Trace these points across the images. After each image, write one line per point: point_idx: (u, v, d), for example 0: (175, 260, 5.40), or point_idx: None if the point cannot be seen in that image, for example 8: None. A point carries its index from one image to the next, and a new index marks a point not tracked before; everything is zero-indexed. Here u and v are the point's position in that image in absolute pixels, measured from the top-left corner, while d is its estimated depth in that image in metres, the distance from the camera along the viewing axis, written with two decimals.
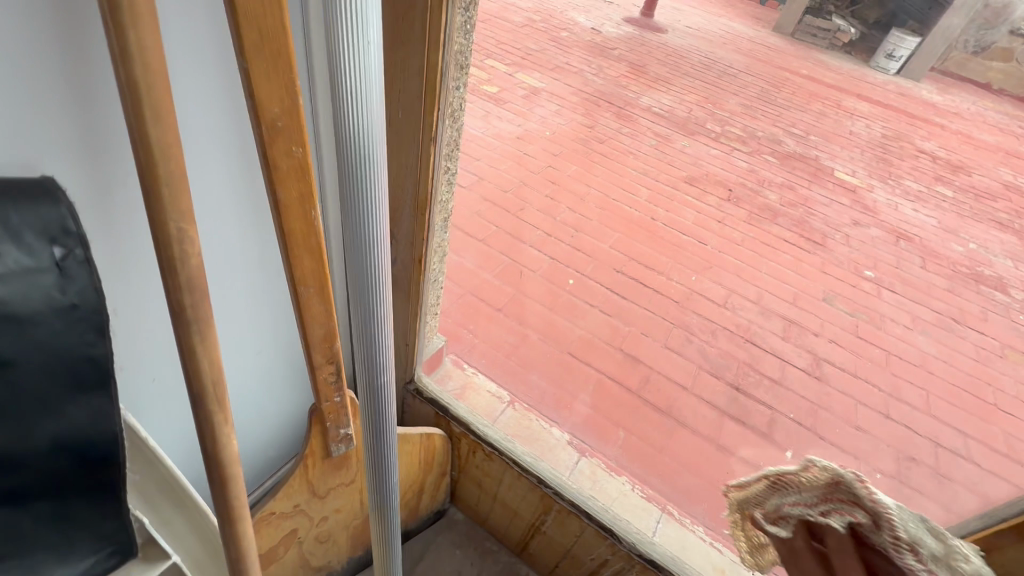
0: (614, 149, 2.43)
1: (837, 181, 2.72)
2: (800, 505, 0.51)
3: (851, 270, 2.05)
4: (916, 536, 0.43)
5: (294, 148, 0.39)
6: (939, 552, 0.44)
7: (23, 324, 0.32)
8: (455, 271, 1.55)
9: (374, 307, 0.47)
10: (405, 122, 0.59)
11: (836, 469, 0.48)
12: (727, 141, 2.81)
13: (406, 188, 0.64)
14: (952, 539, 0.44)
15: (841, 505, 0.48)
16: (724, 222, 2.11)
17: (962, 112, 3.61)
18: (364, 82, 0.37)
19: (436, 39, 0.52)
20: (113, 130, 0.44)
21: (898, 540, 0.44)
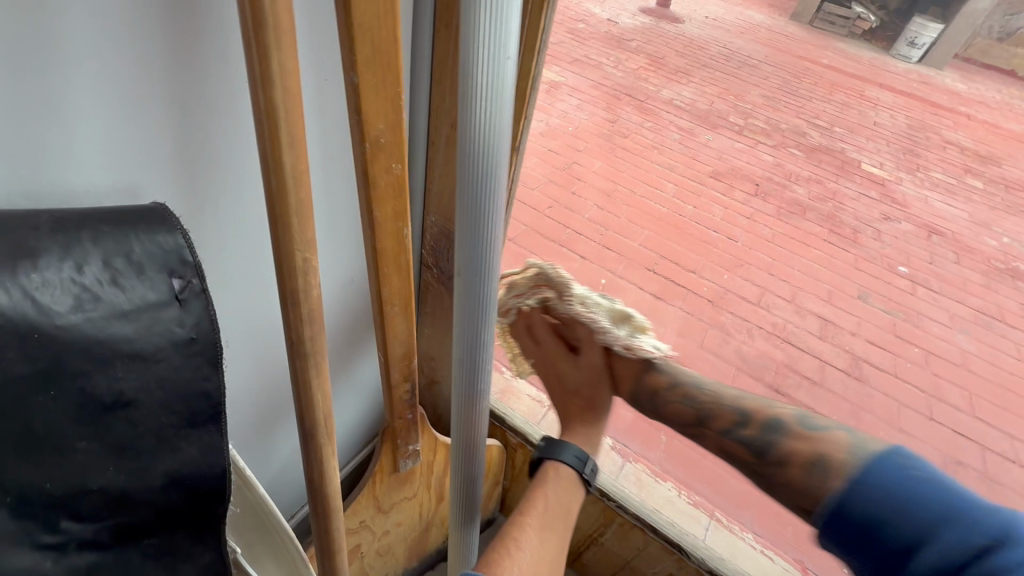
0: (638, 144, 2.39)
1: (864, 174, 2.67)
2: (514, 297, 0.65)
3: (885, 266, 2.00)
4: (587, 296, 0.62)
5: (392, 165, 0.37)
6: (602, 304, 0.63)
7: (150, 360, 0.35)
8: None
9: (481, 322, 0.47)
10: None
11: (542, 264, 0.63)
12: (751, 134, 2.76)
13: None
14: (612, 298, 0.64)
15: (541, 288, 0.64)
16: (753, 218, 2.07)
17: (988, 101, 3.53)
18: (499, 103, 0.38)
19: (530, 48, 0.53)
20: (207, 157, 0.46)
21: (574, 300, 0.63)
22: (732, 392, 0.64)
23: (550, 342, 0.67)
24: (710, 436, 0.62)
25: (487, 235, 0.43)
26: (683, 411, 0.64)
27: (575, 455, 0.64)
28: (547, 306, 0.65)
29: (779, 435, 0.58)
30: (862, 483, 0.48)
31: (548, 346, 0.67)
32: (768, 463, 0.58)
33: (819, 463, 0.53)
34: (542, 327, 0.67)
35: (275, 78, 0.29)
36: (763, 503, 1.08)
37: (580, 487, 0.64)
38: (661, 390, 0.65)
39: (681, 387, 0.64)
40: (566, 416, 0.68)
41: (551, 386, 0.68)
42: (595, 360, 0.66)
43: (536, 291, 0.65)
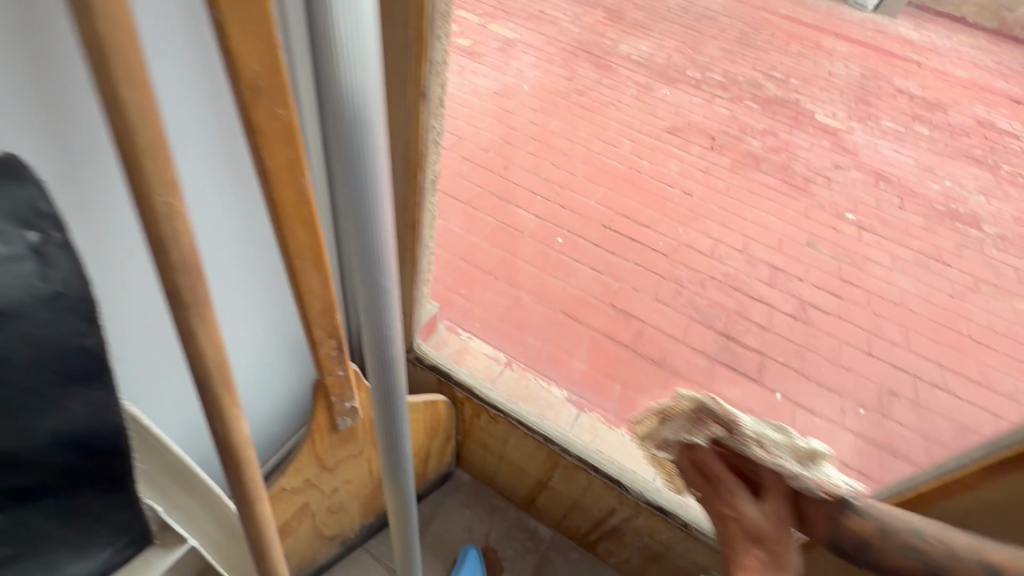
0: (594, 101, 2.36)
1: (818, 124, 2.71)
2: (676, 431, 0.62)
3: (833, 213, 2.07)
4: (762, 434, 0.56)
5: (278, 110, 0.36)
6: (779, 439, 0.56)
7: (11, 315, 0.35)
8: (441, 235, 1.52)
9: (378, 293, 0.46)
10: (393, 81, 0.56)
11: (699, 397, 0.60)
12: (708, 88, 2.76)
13: (397, 151, 0.62)
14: (786, 429, 0.57)
15: (705, 424, 0.60)
16: (708, 172, 2.09)
17: (938, 49, 3.59)
18: (360, 53, 0.36)
19: None
20: (74, 103, 0.43)
21: (745, 434, 0.57)
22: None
23: (729, 480, 0.57)
24: None
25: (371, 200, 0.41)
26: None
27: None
28: (715, 441, 0.59)
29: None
30: None
31: (718, 485, 0.58)
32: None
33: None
34: (708, 462, 0.59)
35: (96, 8, 0.25)
36: None
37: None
38: (878, 545, 0.51)
39: (893, 539, 0.50)
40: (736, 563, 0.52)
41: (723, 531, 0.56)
42: (779, 504, 0.55)
43: (700, 426, 0.60)
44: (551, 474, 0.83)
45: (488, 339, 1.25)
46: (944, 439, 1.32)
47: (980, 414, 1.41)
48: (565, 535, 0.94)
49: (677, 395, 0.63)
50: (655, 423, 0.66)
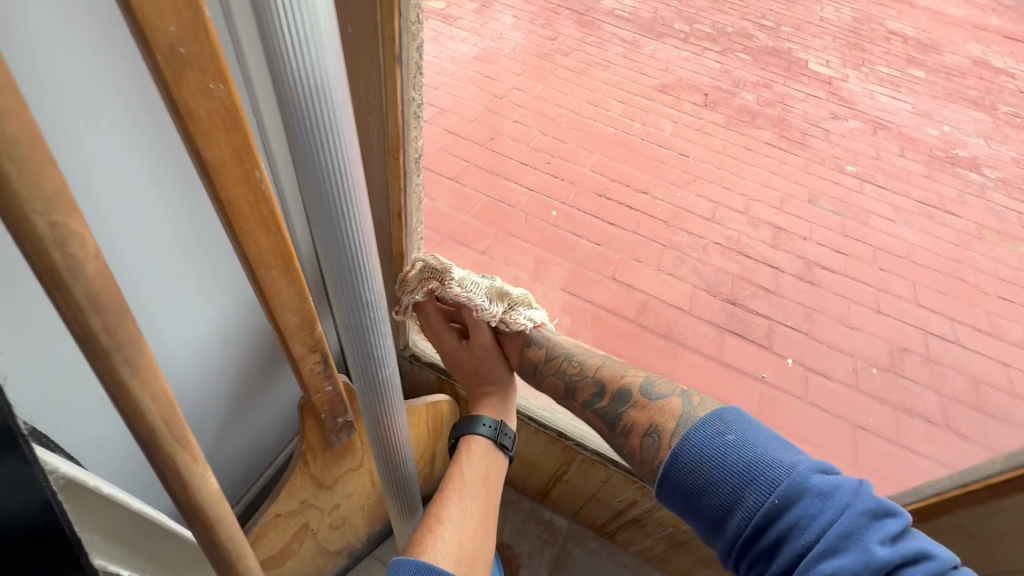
0: (580, 62, 2.24)
1: (811, 74, 2.61)
2: (405, 291, 0.68)
3: (833, 166, 2.00)
4: (465, 279, 0.64)
5: (210, 86, 0.28)
6: (486, 288, 0.66)
7: None
8: (429, 215, 1.43)
9: (359, 293, 0.43)
10: (357, 37, 0.44)
11: (424, 257, 0.66)
12: (697, 41, 2.63)
13: (372, 131, 0.52)
14: (491, 279, 0.68)
15: (425, 281, 0.66)
16: (703, 131, 2.01)
17: None
18: (308, 29, 0.31)
19: None
20: None
21: (457, 287, 0.64)
22: (595, 364, 0.74)
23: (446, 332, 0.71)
24: (575, 407, 0.73)
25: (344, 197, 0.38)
26: (556, 385, 0.74)
27: (487, 424, 0.71)
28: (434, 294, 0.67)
29: (623, 405, 0.68)
30: (682, 450, 0.59)
31: (441, 334, 0.71)
32: (615, 430, 0.68)
33: (652, 429, 0.63)
34: (439, 324, 0.71)
35: None
36: None
37: (495, 450, 0.71)
38: (540, 364, 0.74)
39: (554, 360, 0.74)
40: (476, 397, 0.74)
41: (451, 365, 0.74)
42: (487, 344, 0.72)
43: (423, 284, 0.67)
44: (567, 467, 0.80)
45: None
46: (958, 394, 1.29)
47: (994, 366, 1.38)
48: (582, 526, 0.92)
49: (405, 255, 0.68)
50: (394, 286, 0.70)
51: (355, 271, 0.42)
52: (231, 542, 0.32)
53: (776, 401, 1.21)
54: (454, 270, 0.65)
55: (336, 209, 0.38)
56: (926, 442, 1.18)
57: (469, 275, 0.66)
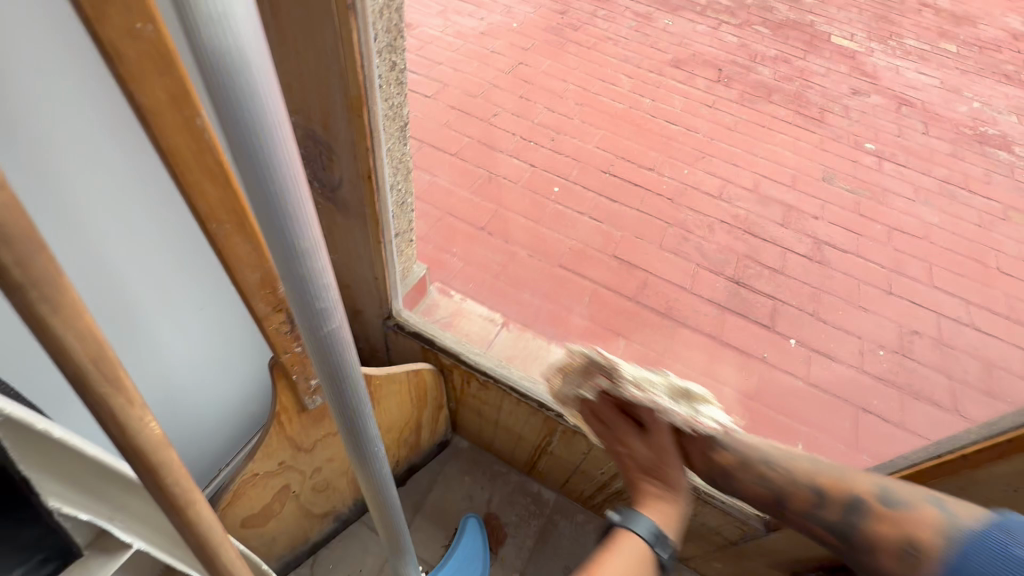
0: (590, 36, 2.18)
1: (834, 47, 2.50)
2: (572, 385, 0.70)
3: (851, 144, 1.92)
4: (640, 377, 0.65)
5: (137, 26, 0.27)
6: (659, 383, 0.66)
7: None
8: (428, 191, 1.42)
9: (313, 310, 0.34)
10: None
11: (586, 351, 0.67)
12: (714, 14, 2.54)
13: (333, 87, 0.48)
14: (664, 373, 0.68)
15: (594, 376, 0.67)
16: (715, 107, 1.94)
17: None
18: None
19: None
20: None
21: (626, 382, 0.65)
22: (804, 466, 0.69)
23: (614, 422, 0.68)
24: (792, 517, 0.69)
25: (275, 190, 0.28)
26: (760, 490, 0.70)
27: (649, 526, 0.60)
28: (605, 392, 0.67)
29: (860, 516, 0.64)
30: (964, 567, 0.56)
31: (616, 427, 0.68)
32: (857, 547, 0.64)
33: (909, 549, 0.60)
34: (612, 417, 0.68)
35: None
36: (722, 393, 1.14)
37: (652, 560, 0.59)
38: (728, 467, 0.70)
39: (747, 464, 0.70)
40: (637, 493, 0.65)
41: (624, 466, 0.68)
42: (663, 437, 0.66)
43: (590, 381, 0.68)
44: (549, 438, 0.81)
45: (481, 299, 1.18)
46: (970, 378, 1.25)
47: (1011, 351, 1.33)
48: (569, 499, 0.93)
49: (569, 351, 0.70)
50: (556, 378, 0.73)
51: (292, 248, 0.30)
52: (179, 485, 0.33)
53: (777, 382, 1.18)
54: (622, 366, 0.65)
55: (258, 164, 0.27)
56: (932, 426, 1.15)
57: (645, 372, 0.67)
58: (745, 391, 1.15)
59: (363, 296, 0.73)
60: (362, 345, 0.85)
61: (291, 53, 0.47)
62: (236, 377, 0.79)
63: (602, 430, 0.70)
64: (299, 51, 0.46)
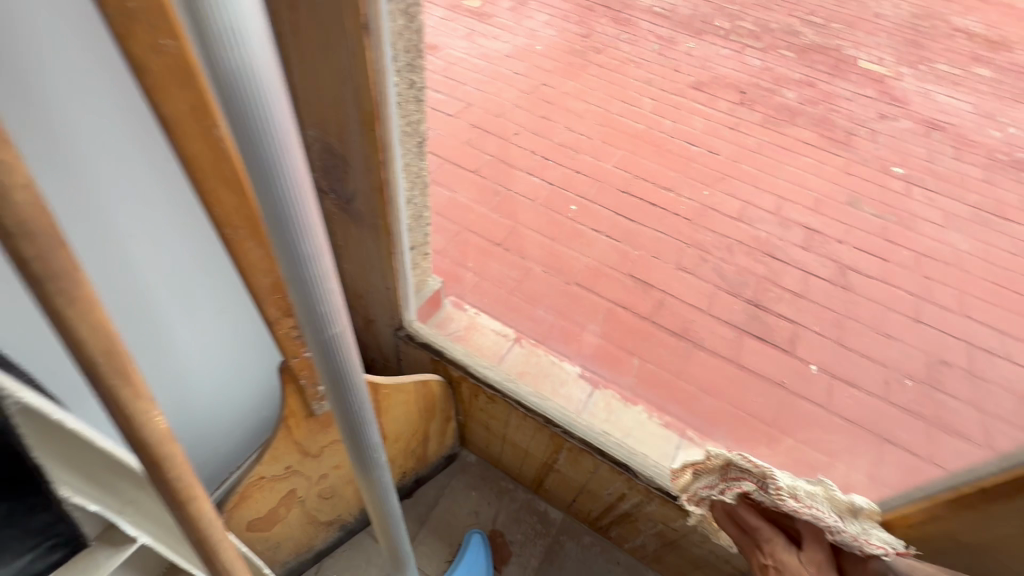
0: (613, 59, 2.21)
1: (861, 71, 2.48)
2: (709, 486, 0.70)
3: (879, 168, 1.89)
4: (798, 488, 0.64)
5: (160, 41, 0.29)
6: (818, 493, 0.65)
7: None
8: (447, 207, 1.45)
9: (319, 313, 0.35)
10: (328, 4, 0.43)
11: (728, 454, 0.68)
12: (738, 38, 2.56)
13: (349, 102, 0.50)
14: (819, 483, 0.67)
15: (736, 480, 0.68)
16: (737, 129, 1.94)
17: None
18: None
19: None
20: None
21: (783, 492, 0.64)
22: None
23: (766, 531, 0.66)
24: None
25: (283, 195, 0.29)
26: None
27: None
28: (748, 496, 0.67)
29: None
30: None
31: (762, 535, 0.66)
32: None
33: None
34: (757, 523, 0.66)
35: None
36: (737, 417, 1.11)
37: None
38: None
39: None
40: None
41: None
42: (818, 554, 0.64)
43: (732, 485, 0.68)
44: (557, 455, 0.80)
45: (494, 314, 1.19)
46: (1004, 413, 1.19)
47: None
48: (576, 520, 0.92)
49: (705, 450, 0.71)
50: (686, 474, 0.73)
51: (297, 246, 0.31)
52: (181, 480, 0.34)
53: (796, 408, 1.14)
54: (777, 474, 0.65)
55: (263, 165, 0.28)
56: (963, 462, 1.09)
57: (796, 480, 0.66)
58: (762, 416, 1.12)
59: (375, 307, 0.75)
60: (373, 354, 0.86)
61: (310, 69, 0.49)
62: (249, 382, 0.80)
63: (745, 539, 0.67)
64: (317, 67, 0.49)
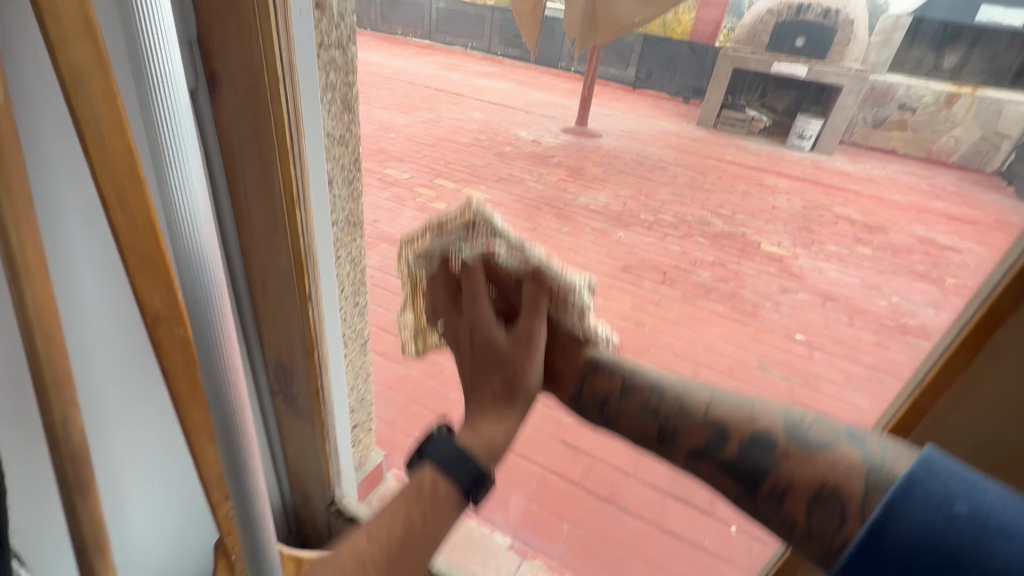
0: (555, 248, 2.65)
1: (764, 253, 2.97)
2: (444, 238, 0.71)
3: (783, 335, 2.19)
4: (503, 226, 0.68)
5: (176, 330, 0.54)
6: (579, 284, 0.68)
7: None
8: (399, 381, 1.62)
9: (246, 481, 0.63)
10: (281, 286, 0.63)
11: (486, 212, 0.69)
12: (660, 229, 3.09)
13: (288, 305, 0.64)
14: (587, 280, 0.70)
15: (478, 233, 0.69)
16: (661, 304, 2.28)
17: (865, 191, 4.45)
18: (216, 321, 0.54)
19: (290, 203, 0.57)
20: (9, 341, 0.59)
21: (497, 236, 0.68)
22: (722, 396, 0.68)
23: (469, 281, 0.69)
24: (677, 450, 0.68)
25: (232, 417, 0.58)
26: (638, 422, 0.71)
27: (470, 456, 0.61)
28: (489, 257, 0.69)
29: (768, 453, 0.61)
30: (918, 485, 0.45)
31: (473, 290, 0.69)
32: (756, 491, 0.61)
33: (825, 493, 0.55)
34: (479, 292, 0.68)
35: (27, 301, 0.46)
36: None
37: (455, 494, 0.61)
38: (612, 392, 0.73)
39: (633, 391, 0.72)
40: (478, 392, 0.67)
41: (477, 351, 0.68)
42: (527, 325, 0.67)
43: (468, 233, 0.70)
44: None
45: None
46: None
47: None
48: None
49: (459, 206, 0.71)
50: (428, 236, 0.73)
51: (224, 391, 0.56)
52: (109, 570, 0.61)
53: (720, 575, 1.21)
54: (504, 225, 0.69)
55: (219, 385, 0.56)
56: None
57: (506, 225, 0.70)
58: None
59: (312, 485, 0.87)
60: (307, 528, 0.96)
61: (271, 322, 0.67)
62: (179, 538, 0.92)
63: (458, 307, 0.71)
64: (276, 317, 0.67)
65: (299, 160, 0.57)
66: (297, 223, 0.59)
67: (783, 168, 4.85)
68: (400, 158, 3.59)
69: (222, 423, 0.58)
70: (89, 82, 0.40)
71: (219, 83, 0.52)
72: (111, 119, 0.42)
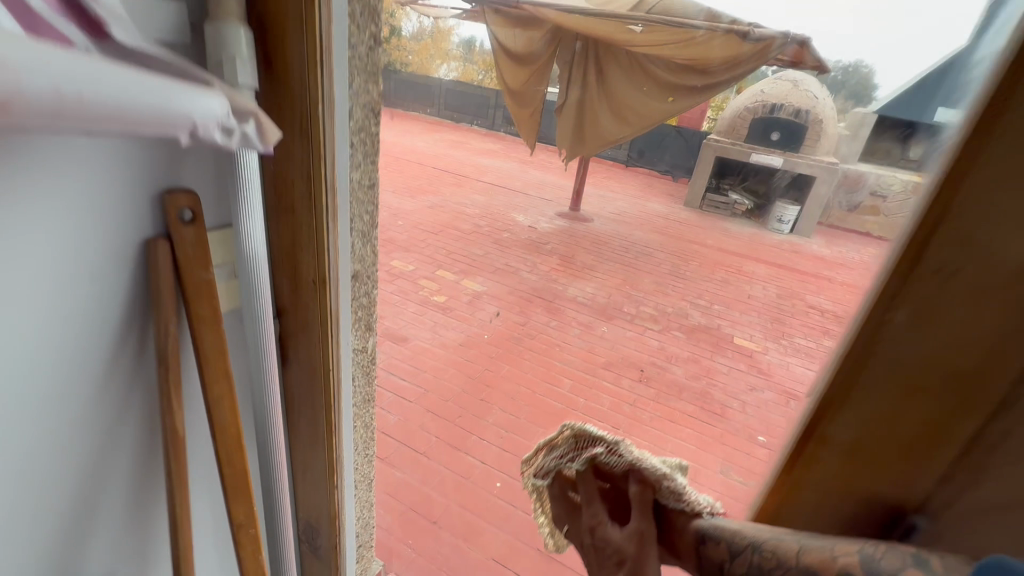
0: (543, 343, 2.92)
1: (736, 347, 3.24)
2: (555, 457, 0.73)
3: (746, 436, 2.41)
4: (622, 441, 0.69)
5: (249, 529, 0.75)
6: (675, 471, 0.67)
7: None
8: (397, 487, 1.83)
9: None
10: (317, 478, 0.88)
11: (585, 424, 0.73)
12: (641, 322, 3.38)
13: (320, 492, 0.89)
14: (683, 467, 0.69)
15: (585, 448, 0.71)
16: (635, 404, 2.51)
17: (838, 276, 4.77)
18: (273, 498, 0.83)
19: (329, 428, 0.82)
20: (147, 544, 0.74)
21: (608, 445, 0.69)
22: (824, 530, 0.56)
23: (593, 504, 0.69)
24: None
25: (277, 549, 0.88)
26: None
27: None
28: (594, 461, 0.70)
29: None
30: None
31: (592, 506, 0.69)
32: None
33: None
34: (585, 480, 0.70)
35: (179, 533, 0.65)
36: None
37: None
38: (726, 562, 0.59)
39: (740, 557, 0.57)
40: None
41: (604, 556, 0.67)
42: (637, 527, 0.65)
43: (577, 452, 0.72)
44: None
45: None
46: None
47: None
48: None
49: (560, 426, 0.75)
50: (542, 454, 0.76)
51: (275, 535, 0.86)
52: None
53: None
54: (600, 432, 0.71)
55: (272, 530, 0.86)
56: None
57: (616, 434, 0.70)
58: None
59: None
60: None
61: (308, 499, 0.92)
62: None
63: (558, 485, 0.73)
64: (310, 496, 0.91)
65: (338, 403, 0.81)
66: (334, 440, 0.84)
67: (762, 253, 5.21)
68: (406, 249, 3.93)
69: (272, 550, 0.88)
70: (223, 402, 0.66)
71: (296, 361, 0.77)
72: (230, 418, 0.68)
